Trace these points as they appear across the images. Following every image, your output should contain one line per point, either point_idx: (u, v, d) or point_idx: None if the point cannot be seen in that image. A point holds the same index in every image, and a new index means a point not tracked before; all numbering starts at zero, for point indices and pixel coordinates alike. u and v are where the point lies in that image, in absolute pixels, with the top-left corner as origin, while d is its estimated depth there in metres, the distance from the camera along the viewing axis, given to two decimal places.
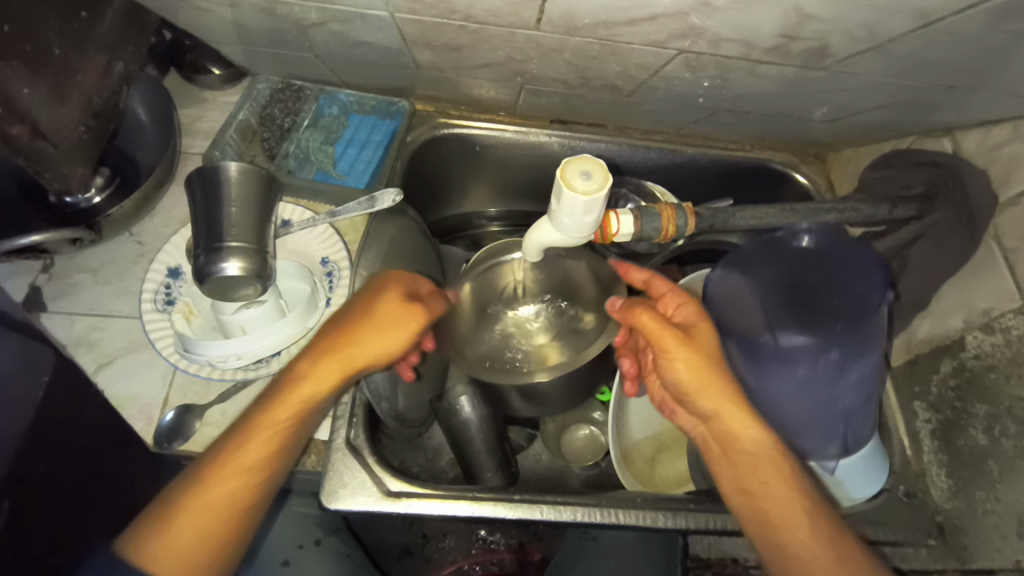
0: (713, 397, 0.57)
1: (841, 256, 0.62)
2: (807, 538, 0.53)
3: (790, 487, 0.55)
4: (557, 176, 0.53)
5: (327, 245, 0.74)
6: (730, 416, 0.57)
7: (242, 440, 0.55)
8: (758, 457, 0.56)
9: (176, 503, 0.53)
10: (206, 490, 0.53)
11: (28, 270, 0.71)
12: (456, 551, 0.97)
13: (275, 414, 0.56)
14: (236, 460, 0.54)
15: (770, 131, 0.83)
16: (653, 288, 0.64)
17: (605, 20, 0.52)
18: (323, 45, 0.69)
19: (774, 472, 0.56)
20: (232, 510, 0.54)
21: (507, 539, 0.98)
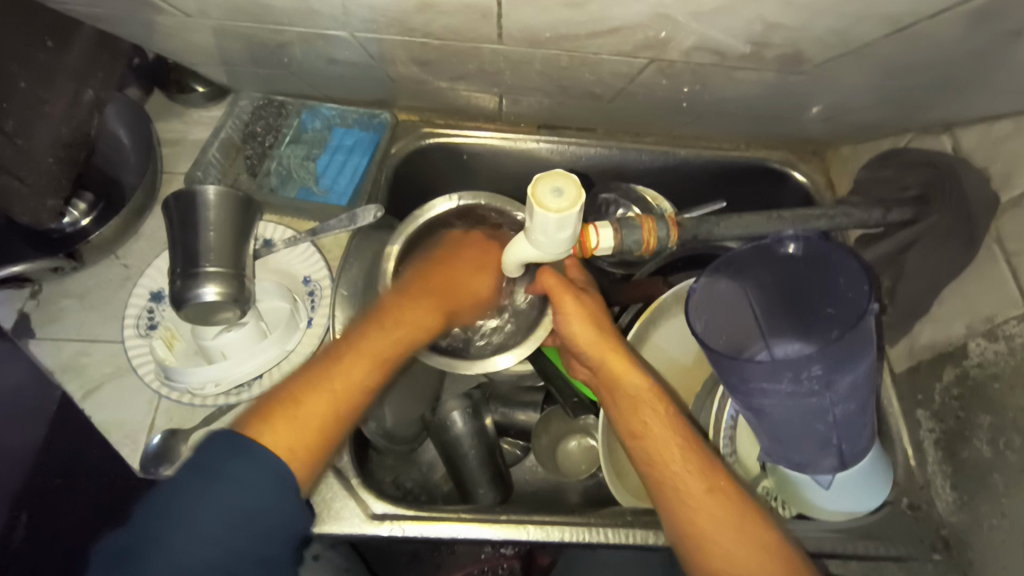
0: (607, 354, 0.61)
1: (831, 263, 0.59)
2: (707, 517, 0.54)
3: (688, 464, 0.56)
4: (529, 194, 0.52)
5: (310, 264, 0.73)
6: (618, 371, 0.61)
7: (370, 330, 0.60)
8: (654, 428, 0.58)
9: (295, 390, 0.55)
10: (346, 364, 0.57)
11: (17, 297, 0.71)
12: (465, 557, 0.95)
13: (391, 323, 0.61)
14: (368, 344, 0.59)
15: (764, 129, 0.80)
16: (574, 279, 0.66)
17: (569, 33, 0.50)
18: (297, 62, 0.68)
19: (688, 455, 0.57)
20: (355, 389, 0.57)
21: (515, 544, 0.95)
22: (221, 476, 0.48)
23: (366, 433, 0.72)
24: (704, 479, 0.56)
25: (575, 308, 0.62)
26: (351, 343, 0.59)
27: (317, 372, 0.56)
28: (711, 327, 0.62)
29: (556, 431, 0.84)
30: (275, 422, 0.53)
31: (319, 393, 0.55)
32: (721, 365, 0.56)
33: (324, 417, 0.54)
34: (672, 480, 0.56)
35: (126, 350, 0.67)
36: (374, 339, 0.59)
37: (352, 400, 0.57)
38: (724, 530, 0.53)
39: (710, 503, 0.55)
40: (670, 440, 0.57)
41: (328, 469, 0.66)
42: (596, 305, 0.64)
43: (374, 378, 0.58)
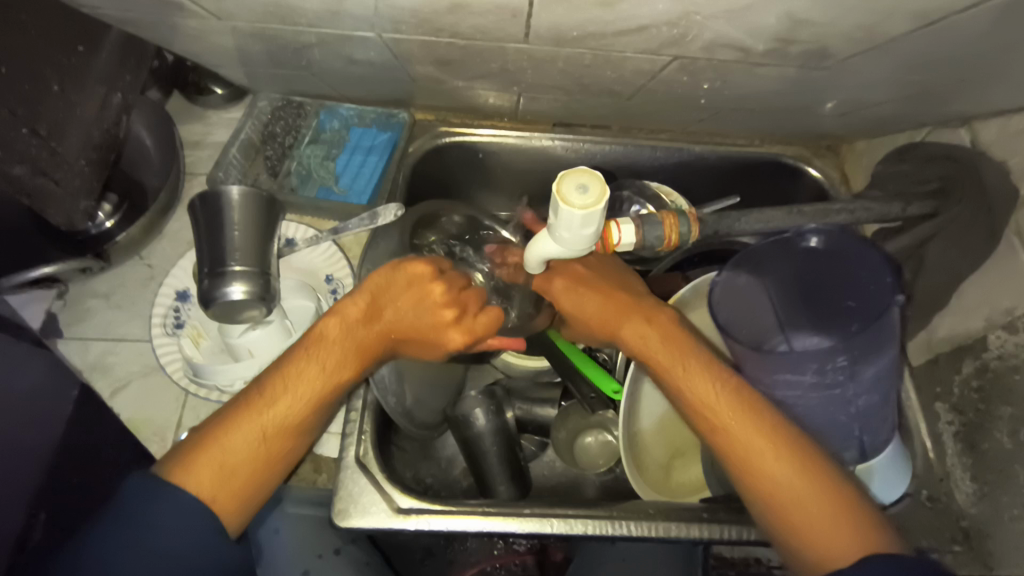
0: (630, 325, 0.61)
1: (853, 255, 0.60)
2: (788, 479, 0.50)
3: (749, 420, 0.53)
4: (553, 191, 0.52)
5: (330, 261, 0.75)
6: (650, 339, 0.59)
7: (304, 359, 0.58)
8: (707, 386, 0.55)
9: (226, 425, 0.53)
10: (263, 409, 0.55)
11: (43, 297, 0.72)
12: (479, 553, 0.95)
13: (297, 363, 0.58)
14: (295, 380, 0.57)
15: (779, 125, 0.81)
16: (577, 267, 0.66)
17: (594, 32, 0.51)
18: (319, 62, 0.68)
19: (721, 394, 0.55)
20: (274, 432, 0.55)
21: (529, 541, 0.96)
22: (137, 521, 0.47)
23: (385, 408, 0.70)
24: (756, 427, 0.52)
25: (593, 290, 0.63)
26: (280, 379, 0.57)
27: (261, 389, 0.56)
28: (733, 320, 0.64)
29: (574, 425, 0.84)
30: (197, 462, 0.51)
31: (260, 407, 0.55)
32: (745, 356, 0.57)
33: (243, 456, 0.52)
34: (731, 432, 0.53)
35: (154, 348, 0.68)
36: (304, 374, 0.57)
37: (279, 441, 0.55)
38: (809, 500, 0.49)
39: (788, 467, 0.50)
40: (697, 380, 0.56)
41: (355, 464, 0.67)
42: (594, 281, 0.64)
43: (303, 418, 0.57)
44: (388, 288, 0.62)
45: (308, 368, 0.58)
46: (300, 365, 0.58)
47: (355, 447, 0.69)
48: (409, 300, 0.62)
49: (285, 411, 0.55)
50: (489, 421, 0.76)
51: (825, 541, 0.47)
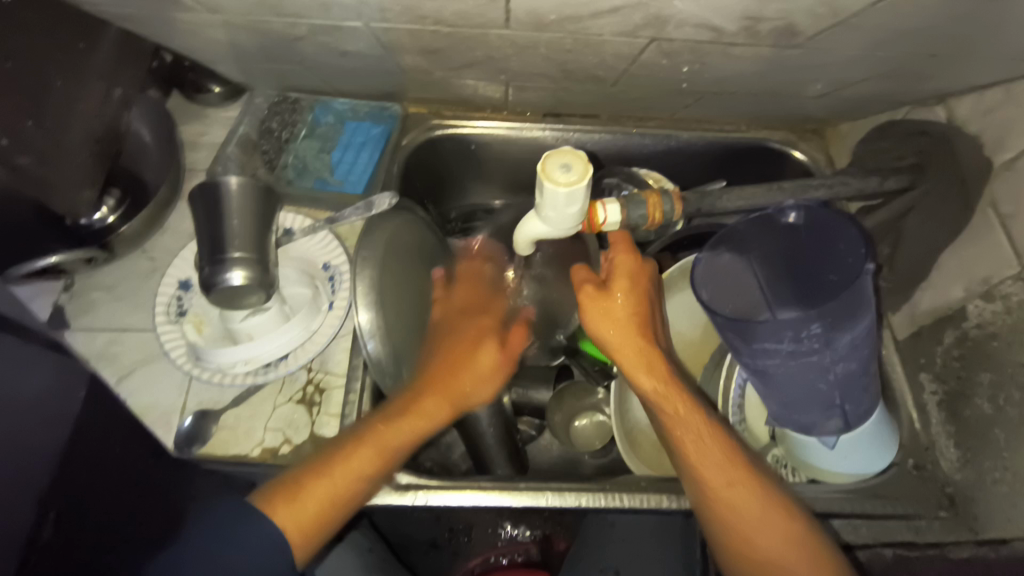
0: (645, 361, 0.60)
1: (832, 230, 0.61)
2: (764, 542, 0.54)
3: (735, 468, 0.57)
4: (539, 170, 0.55)
5: (328, 250, 0.76)
6: (670, 392, 0.59)
7: (394, 423, 0.63)
8: (703, 432, 0.58)
9: (317, 471, 0.59)
10: (346, 462, 0.60)
11: (50, 290, 0.74)
12: (481, 545, 0.98)
13: (395, 429, 0.62)
14: (383, 440, 0.62)
15: (763, 109, 0.83)
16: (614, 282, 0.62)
17: (571, 15, 0.53)
18: (312, 57, 0.71)
19: (727, 463, 0.57)
20: (350, 490, 0.59)
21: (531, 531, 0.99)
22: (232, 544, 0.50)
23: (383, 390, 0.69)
24: (735, 465, 0.57)
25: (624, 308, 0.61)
26: (372, 436, 0.62)
27: (327, 460, 0.60)
28: (717, 296, 0.65)
29: (568, 407, 0.86)
30: (298, 500, 0.57)
31: (340, 472, 0.59)
32: (728, 328, 0.59)
33: (324, 501, 0.58)
34: (715, 483, 0.56)
35: (158, 335, 0.70)
36: (393, 433, 0.62)
37: (351, 488, 0.60)
38: (781, 555, 0.54)
39: (760, 517, 0.55)
40: (711, 448, 0.58)
41: None
42: (644, 310, 0.62)
43: (375, 477, 0.61)
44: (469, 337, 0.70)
45: (377, 432, 0.62)
46: (400, 424, 0.63)
47: None
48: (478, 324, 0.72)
49: (347, 479, 0.60)
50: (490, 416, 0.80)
51: None
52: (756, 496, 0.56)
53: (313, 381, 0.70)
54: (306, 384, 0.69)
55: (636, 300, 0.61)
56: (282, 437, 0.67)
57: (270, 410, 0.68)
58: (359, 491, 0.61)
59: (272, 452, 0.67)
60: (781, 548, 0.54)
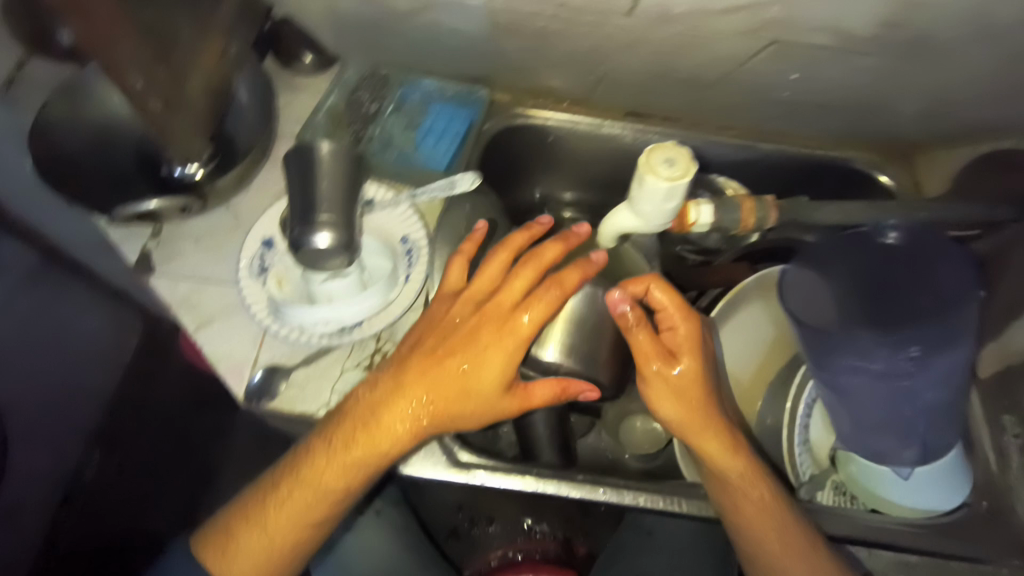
0: (705, 437, 0.59)
1: (933, 253, 0.60)
2: None
3: (786, 543, 0.57)
4: (641, 162, 0.55)
5: (407, 224, 0.77)
6: (730, 466, 0.59)
7: (317, 452, 0.60)
8: (762, 505, 0.58)
9: (271, 501, 0.61)
10: (285, 501, 0.60)
11: (141, 234, 0.77)
12: (502, 538, 1.03)
13: (352, 440, 0.59)
14: (314, 469, 0.60)
15: (855, 126, 0.81)
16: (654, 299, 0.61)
17: (697, 7, 0.55)
18: (418, 31, 0.72)
19: (789, 539, 0.57)
20: (299, 527, 0.60)
21: (553, 531, 1.04)
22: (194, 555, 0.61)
23: None
24: (790, 536, 0.58)
25: (663, 376, 0.59)
26: (305, 467, 0.60)
27: (269, 493, 0.61)
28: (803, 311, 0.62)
29: (620, 407, 0.87)
30: (234, 556, 0.60)
31: (286, 509, 0.60)
32: (815, 343, 0.61)
33: (281, 536, 0.60)
34: (766, 552, 0.58)
35: (242, 288, 0.72)
36: (321, 463, 0.60)
37: (316, 512, 0.60)
38: None
39: None
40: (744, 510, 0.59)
41: None
42: (698, 376, 0.59)
43: (319, 512, 0.61)
44: (470, 337, 0.61)
45: (328, 458, 0.60)
46: (322, 453, 0.60)
47: None
48: (475, 337, 0.61)
49: (296, 509, 0.60)
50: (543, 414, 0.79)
51: None
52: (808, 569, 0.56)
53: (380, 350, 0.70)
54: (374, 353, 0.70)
55: (700, 366, 0.60)
56: None
57: (338, 374, 0.69)
58: (309, 529, 0.61)
59: None
60: None
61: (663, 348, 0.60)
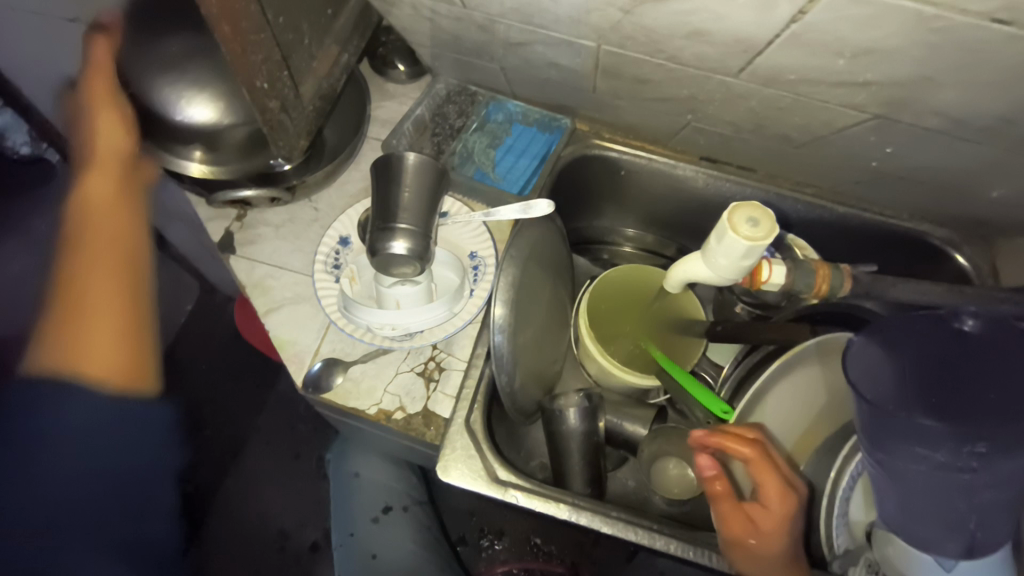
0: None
1: (1008, 347, 0.59)
2: None
3: None
4: (725, 219, 0.55)
5: (478, 240, 0.80)
6: None
7: None
8: None
9: None
10: None
11: (225, 216, 0.82)
12: (507, 553, 1.11)
13: None
14: None
15: (936, 203, 0.80)
16: (746, 442, 0.62)
17: (809, 78, 0.55)
18: (517, 61, 0.75)
19: None
20: None
21: (559, 552, 1.11)
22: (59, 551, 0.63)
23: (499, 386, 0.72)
24: None
25: (736, 529, 0.61)
26: None
27: None
28: (863, 384, 0.62)
29: (659, 446, 0.85)
30: None
31: None
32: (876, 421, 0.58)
33: None
34: None
35: (314, 281, 0.76)
36: None
37: None
38: None
39: None
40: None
41: (464, 427, 0.70)
42: (774, 532, 0.60)
43: None
44: None
45: None
46: None
47: (465, 412, 0.71)
48: None
49: None
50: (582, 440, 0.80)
51: None
52: None
53: (434, 358, 0.74)
54: (429, 360, 0.74)
55: (787, 521, 0.61)
56: (398, 404, 0.72)
57: (392, 375, 0.73)
58: None
59: (387, 414, 0.71)
60: None
61: (778, 489, 0.61)
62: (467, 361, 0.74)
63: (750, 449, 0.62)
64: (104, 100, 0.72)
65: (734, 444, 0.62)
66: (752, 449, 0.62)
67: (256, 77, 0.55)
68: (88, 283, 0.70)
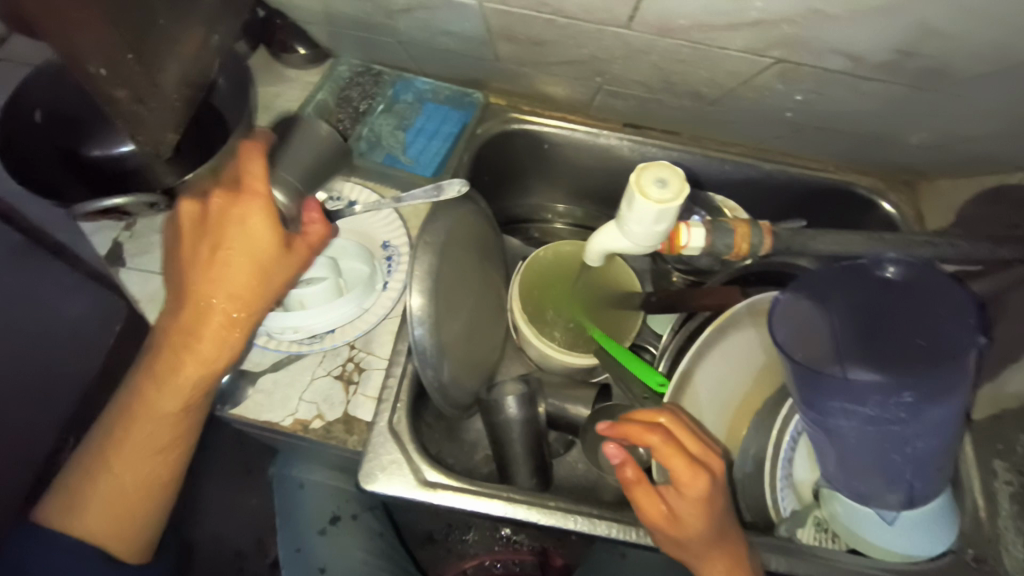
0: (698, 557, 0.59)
1: (932, 291, 0.56)
2: None
3: None
4: (632, 181, 0.52)
5: (390, 228, 0.75)
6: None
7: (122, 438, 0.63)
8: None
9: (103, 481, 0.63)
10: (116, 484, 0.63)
11: (112, 226, 0.75)
12: (478, 546, 1.06)
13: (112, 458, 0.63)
14: (119, 456, 0.63)
15: (859, 152, 0.78)
16: (654, 428, 0.60)
17: (700, 23, 0.53)
18: (409, 31, 0.71)
19: None
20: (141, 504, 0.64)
21: (530, 541, 1.04)
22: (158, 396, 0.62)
23: (424, 382, 0.67)
24: None
25: (655, 515, 0.59)
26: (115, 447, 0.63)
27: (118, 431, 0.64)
28: (793, 341, 0.60)
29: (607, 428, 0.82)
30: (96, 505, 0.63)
31: (124, 472, 0.63)
32: (801, 378, 0.56)
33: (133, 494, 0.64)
34: None
35: None
36: (127, 478, 0.63)
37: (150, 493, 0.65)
38: None
39: None
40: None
41: (387, 431, 0.65)
42: (701, 511, 0.58)
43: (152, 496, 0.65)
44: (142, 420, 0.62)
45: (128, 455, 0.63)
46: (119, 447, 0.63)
47: (388, 414, 0.67)
48: None
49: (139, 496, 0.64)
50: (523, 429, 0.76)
51: None
52: None
53: (353, 358, 0.69)
54: (347, 361, 0.69)
55: (710, 500, 0.58)
56: (315, 412, 0.66)
57: (308, 381, 0.67)
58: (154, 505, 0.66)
59: (304, 423, 0.66)
60: None
61: (698, 466, 0.58)
62: (389, 360, 0.69)
63: (660, 439, 0.59)
64: (244, 223, 0.60)
65: (641, 431, 0.59)
66: (658, 436, 0.59)
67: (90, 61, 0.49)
68: (158, 393, 0.61)
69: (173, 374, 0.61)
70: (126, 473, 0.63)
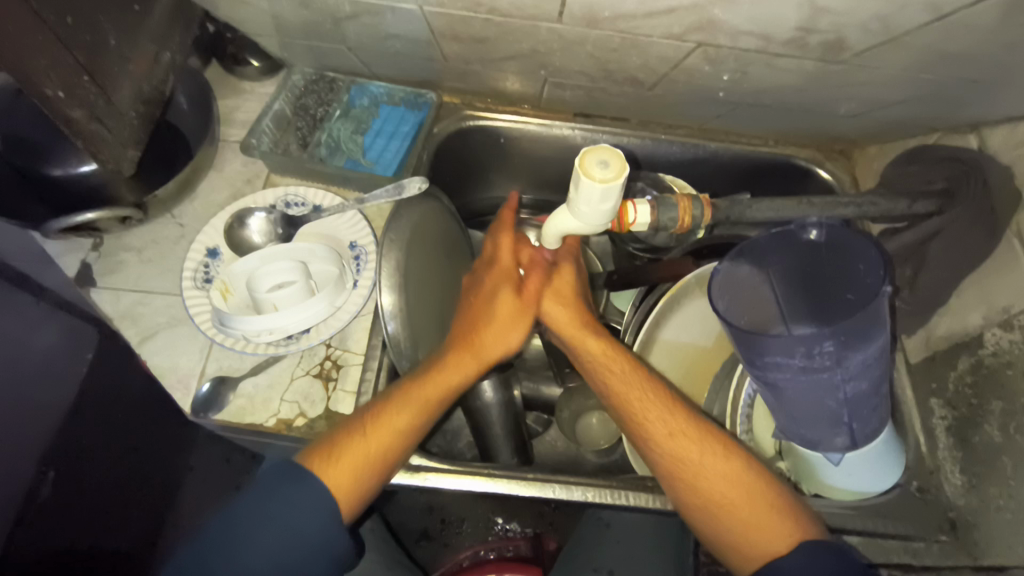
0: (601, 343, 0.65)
1: (853, 249, 0.61)
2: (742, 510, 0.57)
3: (726, 479, 0.59)
4: (576, 164, 0.54)
5: (356, 230, 0.78)
6: (642, 401, 0.63)
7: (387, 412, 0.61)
8: (705, 468, 0.59)
9: (354, 430, 0.60)
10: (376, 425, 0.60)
11: (79, 247, 0.75)
12: (473, 537, 1.06)
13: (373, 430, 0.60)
14: (388, 416, 0.60)
15: (794, 125, 0.83)
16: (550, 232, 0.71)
17: (625, 13, 0.58)
18: (356, 37, 0.74)
19: (697, 444, 0.60)
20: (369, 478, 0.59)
21: (523, 527, 1.05)
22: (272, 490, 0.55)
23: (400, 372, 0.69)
24: (697, 453, 0.60)
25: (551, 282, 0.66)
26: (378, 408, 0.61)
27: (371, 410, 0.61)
28: (733, 306, 0.65)
29: (576, 405, 0.86)
30: (340, 458, 0.58)
31: (381, 418, 0.60)
32: (737, 340, 0.59)
33: (365, 459, 0.59)
34: (684, 465, 0.59)
35: (184, 300, 0.72)
36: (389, 424, 0.60)
37: (390, 455, 0.60)
38: (747, 515, 0.57)
39: (731, 492, 0.58)
40: (734, 488, 0.59)
41: None
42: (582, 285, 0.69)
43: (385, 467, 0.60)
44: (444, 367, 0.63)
45: (387, 413, 0.61)
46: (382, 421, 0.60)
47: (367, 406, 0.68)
48: None
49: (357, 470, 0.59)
50: (500, 412, 0.80)
51: (724, 512, 0.58)
52: (742, 492, 0.58)
53: (330, 357, 0.71)
54: (324, 359, 0.71)
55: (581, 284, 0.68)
56: (297, 410, 0.68)
57: (287, 382, 0.69)
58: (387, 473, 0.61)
59: (287, 423, 0.67)
60: (747, 519, 0.57)
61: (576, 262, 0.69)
62: (365, 353, 0.71)
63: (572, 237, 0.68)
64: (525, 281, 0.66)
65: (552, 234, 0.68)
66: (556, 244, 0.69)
67: (44, 84, 0.52)
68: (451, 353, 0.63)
69: (472, 340, 0.65)
70: (389, 423, 0.60)
